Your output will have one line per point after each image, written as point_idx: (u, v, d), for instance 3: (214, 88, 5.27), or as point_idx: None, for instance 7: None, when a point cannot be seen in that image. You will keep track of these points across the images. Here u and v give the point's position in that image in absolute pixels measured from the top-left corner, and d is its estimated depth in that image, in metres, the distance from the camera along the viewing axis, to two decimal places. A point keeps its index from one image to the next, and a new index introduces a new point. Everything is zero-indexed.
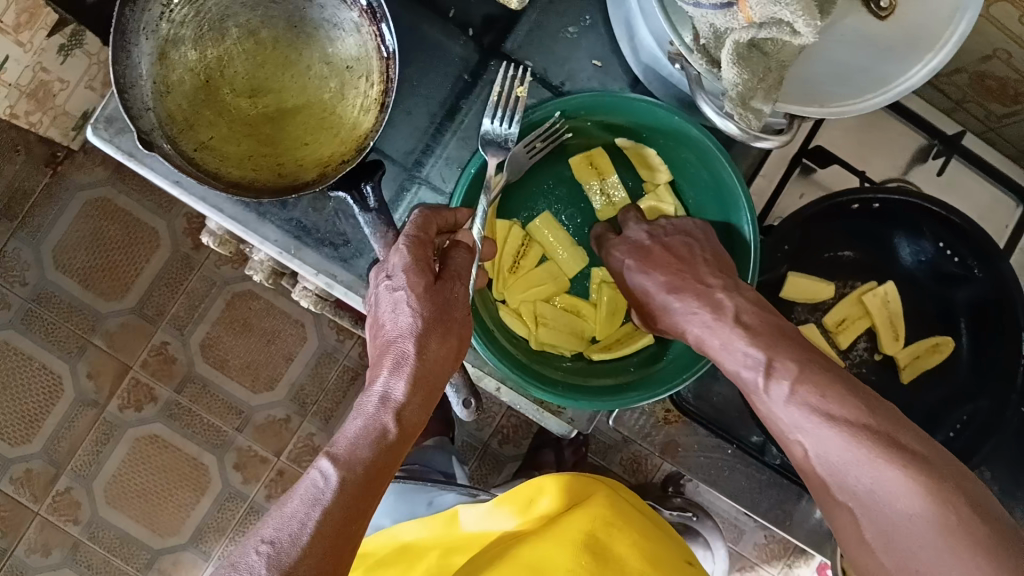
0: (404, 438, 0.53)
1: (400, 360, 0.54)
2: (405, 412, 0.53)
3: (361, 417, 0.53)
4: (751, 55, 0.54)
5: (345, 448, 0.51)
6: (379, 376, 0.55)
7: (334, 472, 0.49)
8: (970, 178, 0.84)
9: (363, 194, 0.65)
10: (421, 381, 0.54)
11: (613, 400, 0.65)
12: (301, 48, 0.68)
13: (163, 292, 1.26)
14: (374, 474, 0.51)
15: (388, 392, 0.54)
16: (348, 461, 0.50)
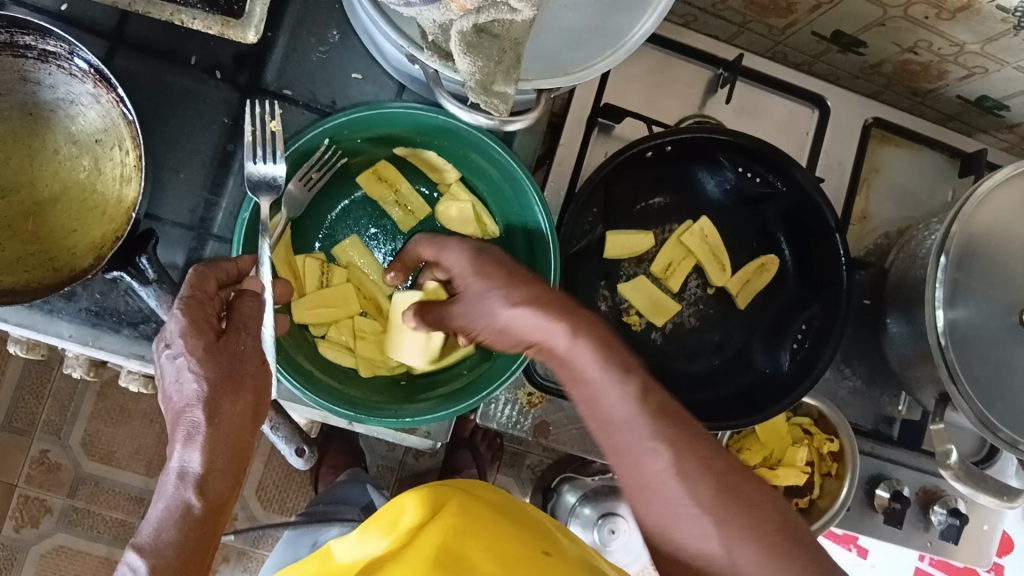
0: (214, 511, 0.49)
1: (193, 430, 0.50)
2: (209, 485, 0.50)
3: (161, 501, 0.49)
4: (481, 40, 0.53)
5: (148, 537, 0.47)
6: (175, 450, 0.50)
7: (142, 562, 0.45)
8: (763, 97, 0.86)
9: (140, 267, 0.63)
10: (218, 450, 0.50)
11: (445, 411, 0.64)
12: (44, 133, 0.65)
13: (29, 401, 1.19)
14: (185, 554, 0.47)
15: (185, 466, 0.50)
16: (155, 547, 0.47)
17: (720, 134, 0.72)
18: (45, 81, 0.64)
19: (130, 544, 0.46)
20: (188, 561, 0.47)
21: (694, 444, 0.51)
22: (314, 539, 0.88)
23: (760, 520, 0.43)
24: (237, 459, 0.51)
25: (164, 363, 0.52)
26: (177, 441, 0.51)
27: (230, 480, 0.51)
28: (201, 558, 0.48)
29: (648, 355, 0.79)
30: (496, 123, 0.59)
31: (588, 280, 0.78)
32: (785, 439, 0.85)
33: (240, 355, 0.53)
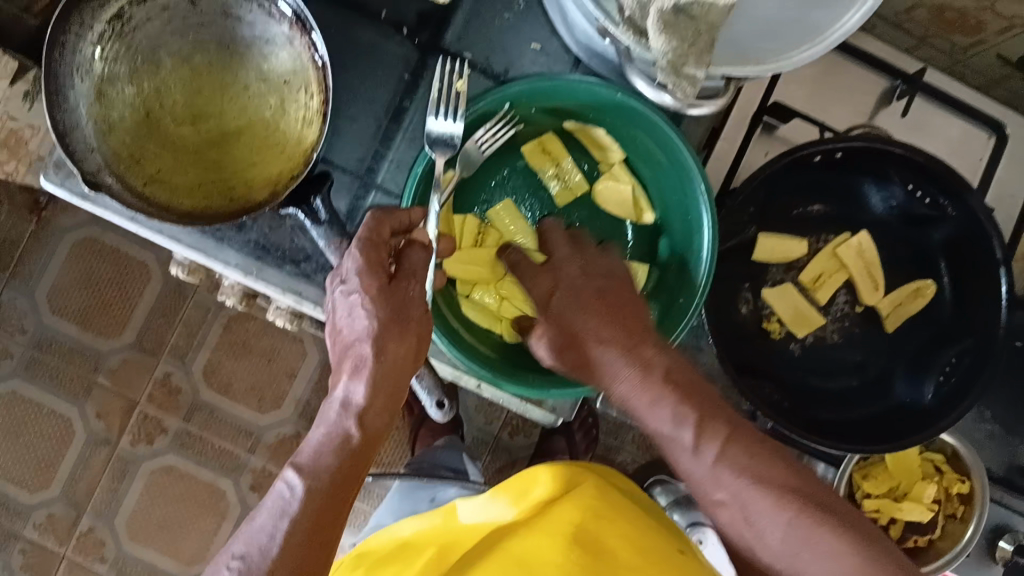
0: (370, 443, 0.52)
1: (359, 363, 0.53)
2: (370, 417, 0.52)
3: (323, 427, 0.52)
4: (677, 21, 0.54)
5: (308, 458, 0.50)
6: (341, 381, 0.54)
7: (300, 481, 0.49)
8: (936, 114, 0.83)
9: (314, 207, 0.65)
10: (381, 387, 0.53)
11: (581, 389, 0.65)
12: (237, 69, 0.68)
13: (160, 325, 1.26)
14: (340, 479, 0.50)
15: (349, 396, 0.53)
16: (313, 470, 0.49)
17: (896, 147, 0.69)
18: (246, 18, 0.67)
19: (291, 462, 0.50)
20: (343, 486, 0.50)
21: (766, 483, 0.56)
22: (431, 497, 0.90)
23: (828, 541, 0.53)
24: (394, 398, 0.54)
25: (337, 299, 0.55)
26: (343, 373, 0.54)
27: (387, 416, 0.53)
28: (352, 486, 0.50)
29: (782, 364, 0.78)
30: (679, 105, 0.59)
31: (730, 280, 0.77)
32: (914, 473, 0.82)
33: (408, 300, 0.56)
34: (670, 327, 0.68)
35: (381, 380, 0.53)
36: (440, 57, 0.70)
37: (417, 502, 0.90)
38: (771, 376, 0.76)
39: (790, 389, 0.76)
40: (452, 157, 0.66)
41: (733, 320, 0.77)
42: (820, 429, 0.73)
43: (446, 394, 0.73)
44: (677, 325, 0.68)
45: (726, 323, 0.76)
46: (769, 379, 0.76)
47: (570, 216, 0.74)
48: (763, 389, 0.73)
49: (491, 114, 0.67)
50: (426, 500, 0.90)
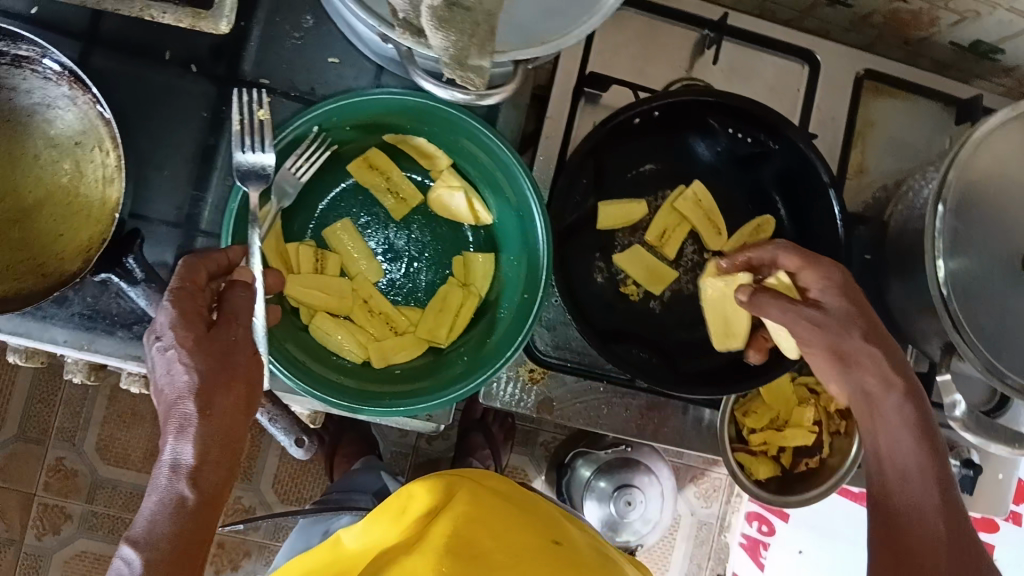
0: (208, 501, 0.52)
1: (185, 421, 0.52)
2: (202, 476, 0.51)
3: (155, 494, 0.51)
4: (453, 15, 0.52)
5: (143, 530, 0.50)
6: (167, 441, 0.52)
7: (137, 555, 0.48)
8: (749, 55, 0.85)
9: (127, 267, 0.62)
10: (211, 441, 0.52)
11: (441, 398, 0.64)
12: (23, 140, 0.64)
13: (42, 410, 1.20)
14: (178, 548, 0.50)
15: (177, 457, 0.51)
16: (149, 541, 0.49)
17: (708, 95, 0.71)
18: (20, 86, 0.64)
19: (124, 538, 0.49)
20: (185, 553, 0.50)
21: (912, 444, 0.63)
22: (327, 528, 0.87)
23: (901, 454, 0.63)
24: (228, 450, 0.53)
25: (155, 356, 0.53)
26: (171, 430, 0.52)
27: (223, 471, 0.53)
28: (194, 551, 0.50)
29: (648, 325, 0.78)
30: (472, 97, 0.59)
31: (582, 254, 0.77)
32: (790, 400, 0.83)
33: (233, 342, 0.54)
34: (519, 325, 0.66)
35: (212, 436, 0.52)
36: (238, 88, 0.67)
37: (312, 537, 0.87)
38: (639, 336, 0.77)
39: (656, 344, 0.77)
40: (266, 190, 0.64)
41: (590, 291, 0.77)
42: (691, 378, 0.75)
43: (304, 431, 0.83)
44: (526, 322, 0.66)
45: (583, 294, 0.76)
46: (637, 339, 0.77)
47: (410, 228, 0.72)
48: (630, 352, 0.75)
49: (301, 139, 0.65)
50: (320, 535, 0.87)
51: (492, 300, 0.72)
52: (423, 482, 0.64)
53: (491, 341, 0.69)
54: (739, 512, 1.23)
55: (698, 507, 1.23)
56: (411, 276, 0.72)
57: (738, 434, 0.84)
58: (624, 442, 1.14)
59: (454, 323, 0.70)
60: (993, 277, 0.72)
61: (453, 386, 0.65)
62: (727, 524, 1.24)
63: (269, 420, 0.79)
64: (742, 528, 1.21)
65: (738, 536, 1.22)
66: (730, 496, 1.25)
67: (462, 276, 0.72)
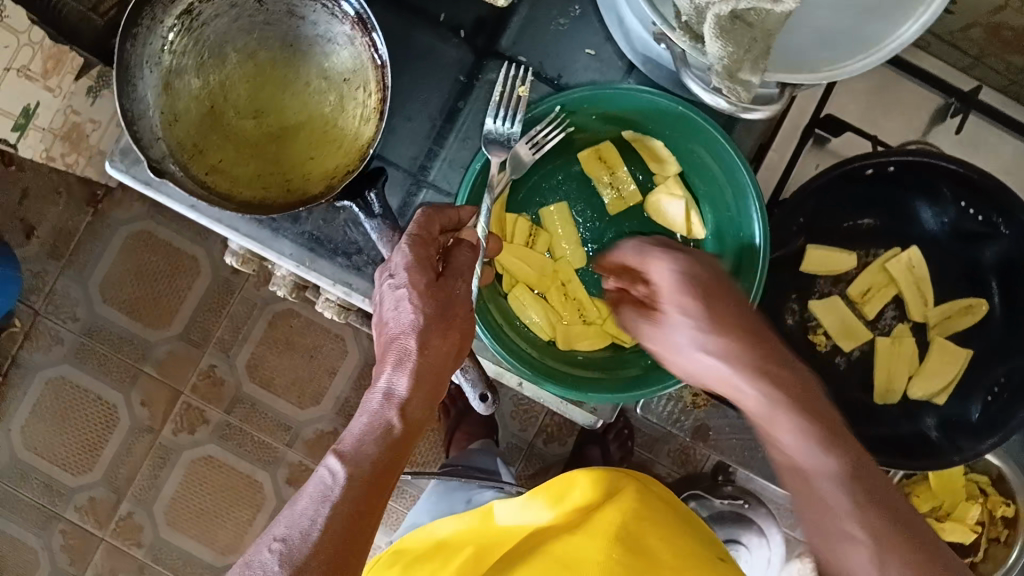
0: (410, 433, 0.53)
1: (404, 355, 0.55)
2: (412, 407, 0.54)
3: (366, 416, 0.53)
4: (734, 28, 0.54)
5: (351, 446, 0.51)
6: (384, 372, 0.55)
7: (342, 468, 0.50)
8: (991, 132, 0.82)
9: (367, 201, 0.66)
10: (425, 375, 0.54)
11: (623, 393, 0.65)
12: (300, 67, 0.70)
13: (207, 318, 1.27)
14: (380, 468, 0.51)
15: (392, 388, 0.54)
16: (355, 457, 0.50)
17: (950, 162, 0.69)
18: (309, 18, 0.69)
19: (335, 448, 0.51)
20: (383, 474, 0.51)
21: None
22: (468, 498, 0.90)
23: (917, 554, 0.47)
24: (436, 392, 0.55)
25: (384, 291, 0.56)
26: (388, 364, 0.55)
27: (428, 407, 0.55)
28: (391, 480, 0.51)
29: (827, 377, 0.77)
30: (733, 109, 0.59)
31: (777, 293, 0.77)
32: (958, 493, 0.79)
33: (456, 294, 0.57)
34: None
35: (425, 375, 0.54)
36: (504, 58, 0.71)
37: (454, 503, 0.90)
38: None
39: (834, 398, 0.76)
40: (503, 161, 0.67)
41: (781, 331, 0.76)
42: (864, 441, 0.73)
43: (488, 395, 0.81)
44: None
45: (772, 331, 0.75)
46: None
47: (621, 227, 0.73)
48: None
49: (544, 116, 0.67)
50: (464, 501, 0.90)
51: None
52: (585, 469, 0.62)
53: None
54: None
55: None
56: None
57: None
58: (743, 497, 1.14)
59: None
60: None
61: (638, 385, 0.66)
62: None
63: None
64: None
65: None
66: None
67: None
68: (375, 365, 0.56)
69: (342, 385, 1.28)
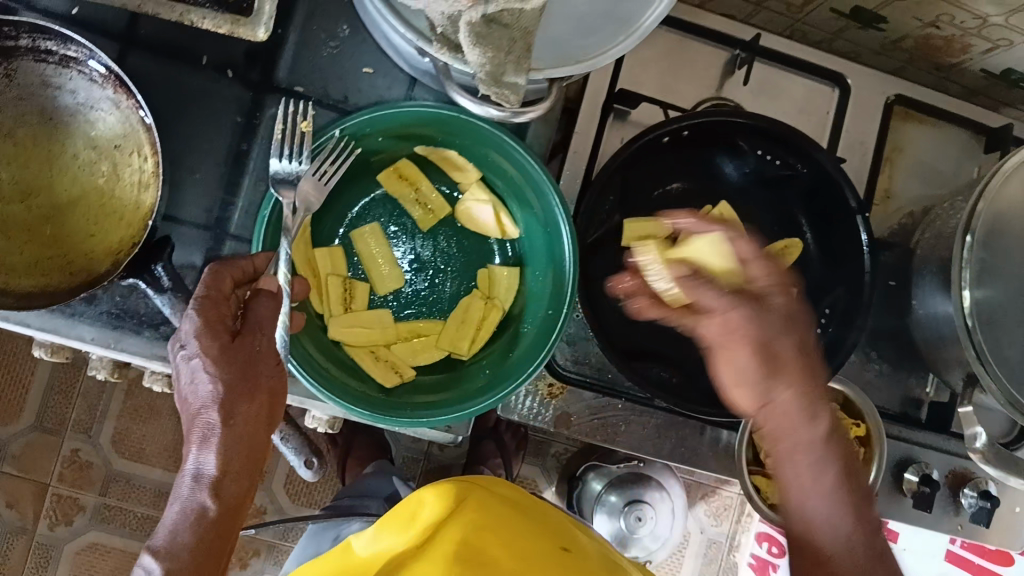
0: (229, 510, 0.53)
1: (208, 432, 0.54)
2: (224, 486, 0.53)
3: (177, 502, 0.53)
4: (490, 31, 0.52)
5: (165, 539, 0.51)
6: (191, 451, 0.54)
7: (157, 567, 0.49)
8: (780, 76, 0.85)
9: (155, 275, 0.63)
10: (233, 451, 0.54)
11: (458, 412, 0.64)
12: (64, 139, 0.65)
13: (59, 401, 1.19)
14: (200, 558, 0.51)
15: (200, 468, 0.53)
16: (169, 551, 0.50)
17: (738, 116, 0.71)
18: (66, 86, 0.65)
19: (147, 546, 0.50)
20: (204, 563, 0.51)
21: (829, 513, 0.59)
22: (336, 535, 0.87)
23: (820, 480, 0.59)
24: (251, 461, 0.55)
25: (179, 365, 0.54)
26: (195, 442, 0.54)
27: (244, 481, 0.54)
28: (217, 558, 0.52)
29: (669, 342, 0.78)
30: (506, 114, 0.59)
31: (606, 269, 0.77)
32: None
33: (257, 355, 0.55)
34: (542, 340, 0.67)
35: (230, 448, 0.53)
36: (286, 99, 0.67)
37: (322, 543, 0.87)
38: (661, 357, 0.77)
39: (680, 362, 0.78)
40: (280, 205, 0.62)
41: (614, 308, 0.77)
42: (712, 399, 0.74)
43: (314, 454, 0.82)
44: (550, 337, 0.66)
45: (606, 311, 0.76)
46: (659, 360, 0.77)
47: (437, 240, 0.72)
48: (650, 370, 0.75)
49: (326, 145, 0.64)
50: (331, 538, 0.87)
51: (516, 316, 0.72)
52: (433, 486, 0.65)
53: (514, 354, 0.69)
54: (749, 531, 1.22)
55: (709, 525, 1.22)
56: (438, 290, 0.72)
57: (755, 456, 0.84)
58: (637, 456, 1.14)
59: (477, 340, 0.70)
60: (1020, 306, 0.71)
61: (474, 401, 0.65)
62: (736, 544, 1.23)
63: (280, 439, 0.80)
64: (752, 548, 1.21)
65: (747, 555, 1.22)
66: (740, 515, 1.25)
67: (487, 289, 0.72)
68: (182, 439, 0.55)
69: None
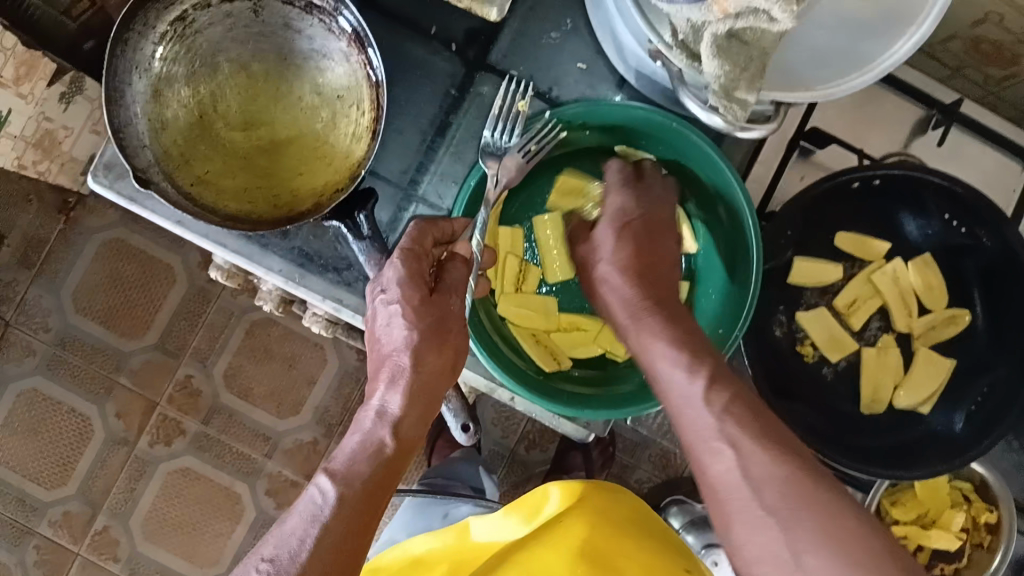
0: (403, 450, 0.56)
1: (397, 373, 0.57)
2: (402, 426, 0.56)
3: (359, 434, 0.56)
4: (729, 46, 0.53)
5: (342, 464, 0.54)
6: (378, 389, 0.57)
7: (331, 488, 0.52)
8: (971, 145, 0.83)
9: (357, 222, 0.66)
10: (415, 394, 0.57)
11: (614, 411, 0.65)
12: (293, 80, 0.69)
13: (184, 328, 1.23)
14: (370, 488, 0.53)
15: (384, 406, 0.56)
16: (345, 476, 0.53)
17: (933, 176, 0.69)
18: (305, 31, 0.68)
19: (326, 467, 0.53)
20: (373, 491, 0.54)
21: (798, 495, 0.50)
22: (445, 513, 0.89)
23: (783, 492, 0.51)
24: (427, 404, 0.58)
25: (378, 307, 0.57)
26: (386, 380, 0.57)
27: (420, 425, 0.57)
28: (382, 495, 0.54)
29: (814, 388, 0.78)
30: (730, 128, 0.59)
31: (766, 306, 0.77)
32: (942, 500, 0.81)
33: (450, 312, 0.58)
34: None
35: (414, 393, 0.56)
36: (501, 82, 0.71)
37: (431, 518, 0.88)
38: (806, 400, 0.77)
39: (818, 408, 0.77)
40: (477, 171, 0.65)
41: (769, 341, 0.76)
42: (857, 453, 0.73)
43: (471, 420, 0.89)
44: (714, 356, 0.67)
45: (761, 344, 0.75)
46: (804, 402, 0.76)
47: None
48: (801, 412, 0.74)
49: (536, 122, 0.66)
50: (440, 516, 0.89)
51: None
52: (562, 482, 0.67)
53: None
54: None
55: None
56: None
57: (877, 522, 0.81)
58: None
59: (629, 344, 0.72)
60: None
61: (630, 403, 0.66)
62: None
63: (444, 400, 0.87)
64: None
65: None
66: None
67: None
68: (370, 375, 0.58)
69: (323, 394, 1.24)
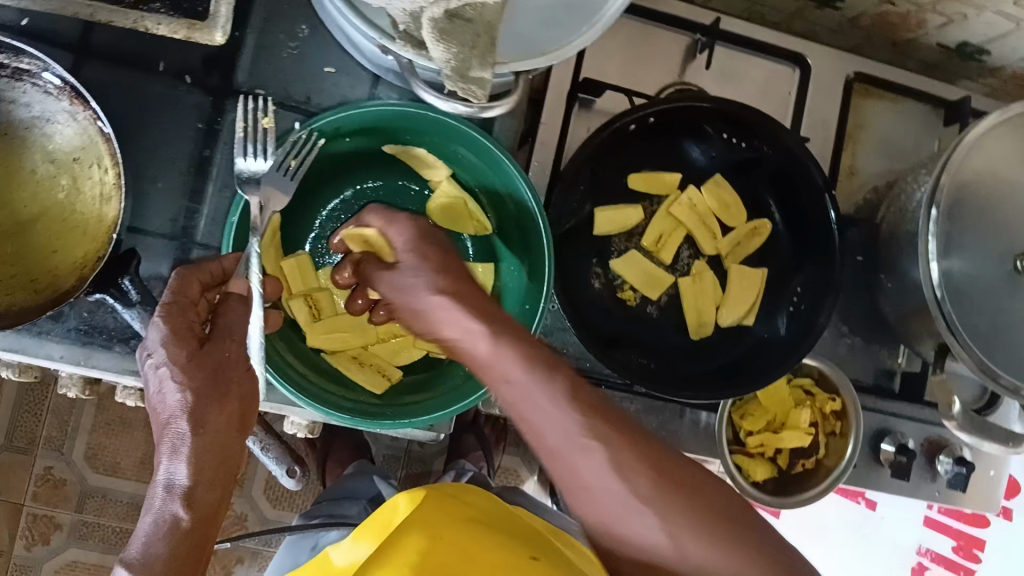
0: (203, 521, 0.52)
1: (177, 442, 0.53)
2: (196, 496, 0.52)
3: (150, 514, 0.52)
4: (453, 27, 0.52)
5: (137, 552, 0.50)
6: (163, 462, 0.53)
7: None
8: (740, 60, 0.85)
9: (122, 288, 0.63)
10: (203, 458, 0.53)
11: (440, 413, 0.64)
12: (23, 153, 0.64)
13: (30, 420, 1.10)
14: (174, 565, 0.50)
15: (171, 478, 0.52)
16: (142, 561, 0.49)
17: (703, 101, 0.71)
18: (20, 99, 0.63)
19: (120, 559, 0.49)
20: (180, 570, 0.50)
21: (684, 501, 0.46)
22: (313, 544, 0.85)
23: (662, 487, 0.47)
24: (223, 470, 0.54)
25: (147, 373, 0.54)
26: (168, 449, 0.53)
27: (217, 490, 0.53)
28: (193, 570, 0.51)
29: (644, 328, 0.79)
30: (474, 110, 0.58)
31: (577, 260, 0.77)
32: (787, 402, 0.84)
33: (226, 361, 0.55)
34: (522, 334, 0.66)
35: (203, 455, 0.53)
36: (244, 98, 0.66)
37: (299, 552, 0.85)
38: (639, 343, 0.77)
39: (654, 348, 0.78)
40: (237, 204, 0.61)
41: (590, 297, 0.77)
42: (691, 382, 0.74)
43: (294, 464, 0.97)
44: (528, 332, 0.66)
45: (582, 301, 0.76)
46: (637, 346, 0.77)
47: None
48: (631, 358, 0.75)
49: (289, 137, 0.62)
50: (309, 548, 0.85)
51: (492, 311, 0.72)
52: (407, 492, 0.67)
53: None
54: None
55: None
56: None
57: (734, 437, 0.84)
58: None
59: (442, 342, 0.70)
60: (987, 278, 0.72)
61: (457, 398, 0.65)
62: None
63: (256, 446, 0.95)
64: None
65: None
66: None
67: None
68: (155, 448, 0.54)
69: None
